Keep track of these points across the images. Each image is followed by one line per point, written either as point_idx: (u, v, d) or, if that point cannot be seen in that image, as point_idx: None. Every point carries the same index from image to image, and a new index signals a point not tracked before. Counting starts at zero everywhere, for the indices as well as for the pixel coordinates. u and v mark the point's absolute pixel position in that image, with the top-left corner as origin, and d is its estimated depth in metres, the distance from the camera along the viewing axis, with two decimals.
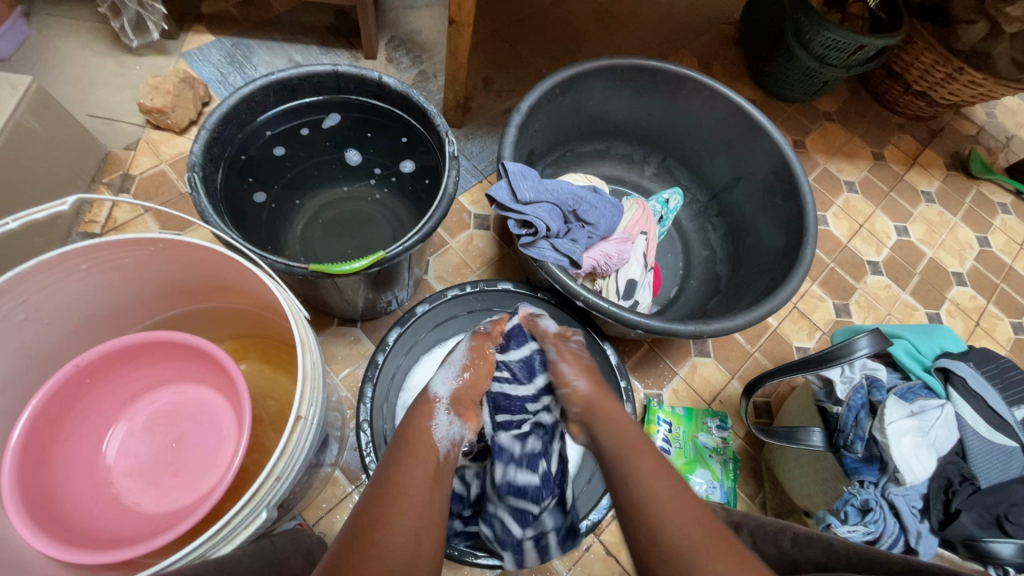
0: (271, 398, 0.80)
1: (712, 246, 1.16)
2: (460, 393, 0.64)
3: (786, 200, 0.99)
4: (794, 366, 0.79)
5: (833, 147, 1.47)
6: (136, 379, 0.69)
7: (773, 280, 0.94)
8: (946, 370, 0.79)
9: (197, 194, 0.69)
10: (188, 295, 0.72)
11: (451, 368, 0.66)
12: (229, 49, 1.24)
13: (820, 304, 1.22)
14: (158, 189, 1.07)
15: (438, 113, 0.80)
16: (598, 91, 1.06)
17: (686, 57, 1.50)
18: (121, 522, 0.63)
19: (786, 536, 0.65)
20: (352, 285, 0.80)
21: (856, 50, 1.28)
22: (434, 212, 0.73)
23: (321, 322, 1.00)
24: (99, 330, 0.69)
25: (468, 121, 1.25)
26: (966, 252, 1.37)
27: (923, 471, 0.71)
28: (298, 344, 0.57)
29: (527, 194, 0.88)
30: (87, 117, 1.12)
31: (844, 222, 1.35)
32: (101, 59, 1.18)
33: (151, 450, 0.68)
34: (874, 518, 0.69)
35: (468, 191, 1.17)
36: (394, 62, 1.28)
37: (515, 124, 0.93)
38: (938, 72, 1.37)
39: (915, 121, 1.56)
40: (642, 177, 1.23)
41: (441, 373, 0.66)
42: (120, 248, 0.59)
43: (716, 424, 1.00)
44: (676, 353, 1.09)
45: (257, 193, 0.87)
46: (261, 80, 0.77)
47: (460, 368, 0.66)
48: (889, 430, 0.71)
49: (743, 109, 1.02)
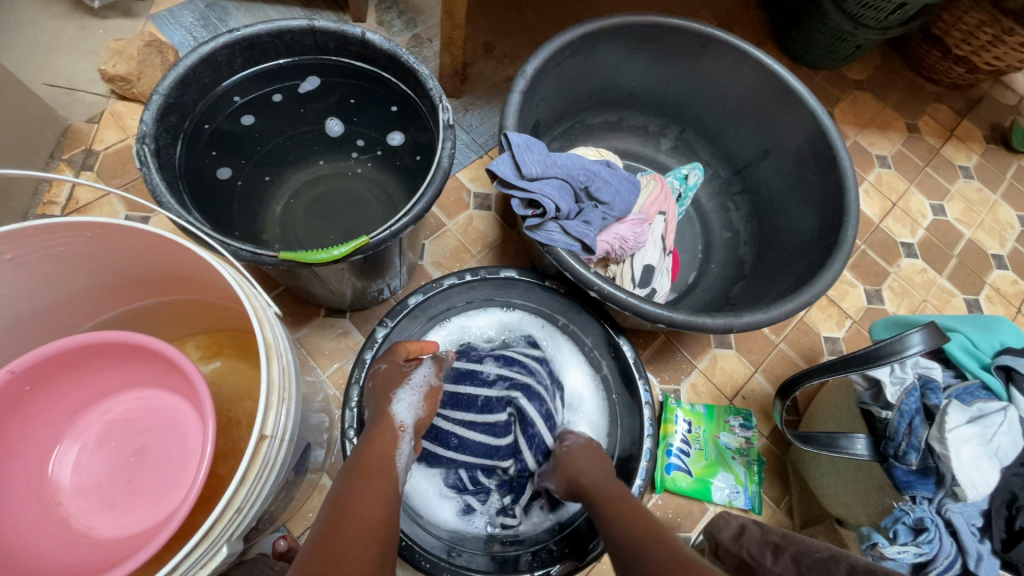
0: (249, 398, 0.70)
1: (735, 228, 1.06)
2: (421, 422, 0.64)
3: (822, 175, 0.88)
4: (836, 365, 0.70)
5: (864, 118, 1.35)
6: (87, 386, 0.60)
7: (807, 265, 0.85)
8: (1008, 369, 0.70)
9: (146, 169, 0.59)
10: (144, 287, 0.63)
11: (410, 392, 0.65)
12: (203, 10, 1.12)
13: (850, 290, 1.12)
14: (124, 167, 0.97)
15: (430, 75, 0.69)
16: (612, 53, 0.95)
17: (706, 19, 1.37)
18: (69, 550, 0.55)
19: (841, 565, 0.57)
20: (335, 274, 0.71)
21: (895, 9, 1.16)
22: (426, 190, 0.64)
23: (306, 313, 0.91)
24: (42, 328, 0.60)
25: (467, 91, 1.14)
26: (1007, 233, 1.27)
27: (986, 486, 0.62)
28: (262, 349, 0.47)
29: (533, 169, 0.78)
30: (45, 86, 1.02)
31: (876, 201, 1.24)
32: (59, 22, 1.07)
33: (107, 466, 0.60)
34: (929, 539, 0.61)
35: (467, 167, 1.06)
36: (385, 24, 1.16)
37: (519, 90, 0.82)
38: (983, 35, 1.24)
39: (952, 89, 1.44)
40: (658, 151, 1.12)
41: (401, 398, 0.64)
42: (51, 234, 0.50)
43: (739, 423, 0.91)
44: (695, 345, 1.00)
45: (225, 170, 0.76)
46: (224, 36, 0.67)
47: (421, 397, 0.65)
48: (950, 441, 0.62)
49: (775, 74, 0.91)
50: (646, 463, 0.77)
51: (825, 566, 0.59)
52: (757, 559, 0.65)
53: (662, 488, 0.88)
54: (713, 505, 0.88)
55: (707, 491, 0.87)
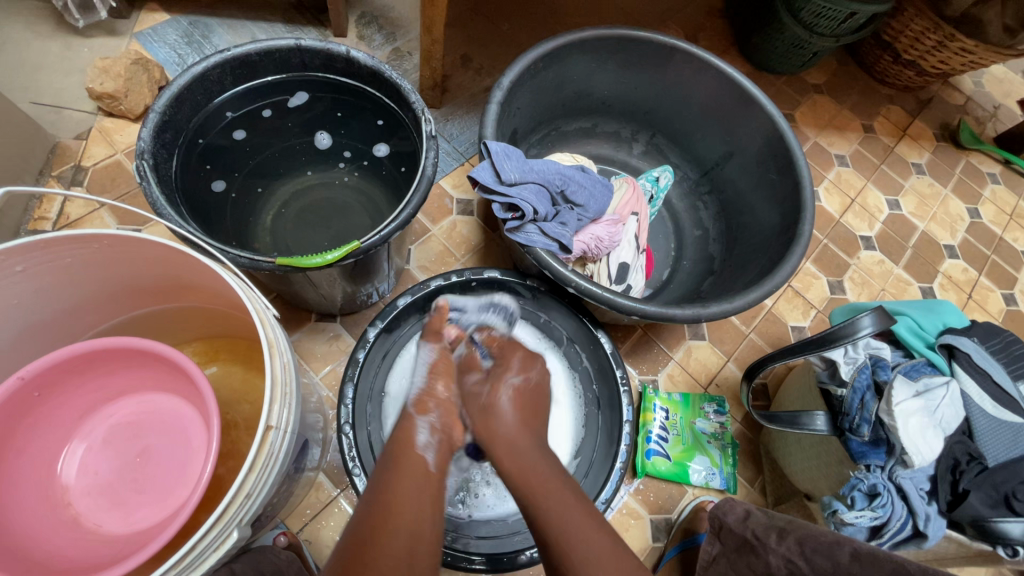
0: (246, 402, 0.73)
1: (705, 226, 1.12)
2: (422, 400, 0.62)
3: (780, 174, 0.95)
4: (796, 348, 0.75)
5: (823, 120, 1.43)
6: (95, 391, 0.63)
7: (770, 258, 0.91)
8: (949, 346, 0.77)
9: (147, 184, 0.62)
10: (145, 296, 0.66)
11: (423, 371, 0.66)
12: (187, 28, 1.15)
13: (814, 282, 1.19)
14: (114, 181, 1.00)
15: (412, 89, 0.74)
16: (583, 64, 1.01)
17: (673, 29, 1.44)
18: (82, 546, 0.58)
19: (845, 550, 0.61)
20: (327, 278, 0.75)
21: (846, 17, 1.24)
22: (412, 198, 0.68)
23: (297, 318, 0.94)
24: (47, 337, 0.63)
25: (447, 101, 1.18)
26: (958, 224, 1.36)
27: (931, 453, 0.69)
28: (265, 348, 0.51)
29: (512, 175, 0.83)
30: (31, 104, 1.03)
31: (836, 197, 1.32)
32: (44, 41, 1.09)
33: (114, 466, 0.63)
34: (883, 503, 0.67)
35: (450, 175, 1.11)
36: (365, 39, 1.21)
37: (497, 101, 0.87)
38: (928, 40, 1.34)
39: (904, 91, 1.53)
40: (630, 155, 1.18)
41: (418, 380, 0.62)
42: (61, 246, 0.53)
43: (713, 410, 0.97)
44: (670, 338, 1.06)
45: (217, 182, 0.80)
46: (216, 56, 0.70)
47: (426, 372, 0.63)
48: (896, 412, 0.68)
49: (735, 81, 0.98)
50: (625, 447, 0.82)
51: (830, 549, 0.62)
52: (763, 540, 0.69)
53: (643, 473, 0.93)
54: (691, 487, 0.94)
55: (685, 474, 0.92)
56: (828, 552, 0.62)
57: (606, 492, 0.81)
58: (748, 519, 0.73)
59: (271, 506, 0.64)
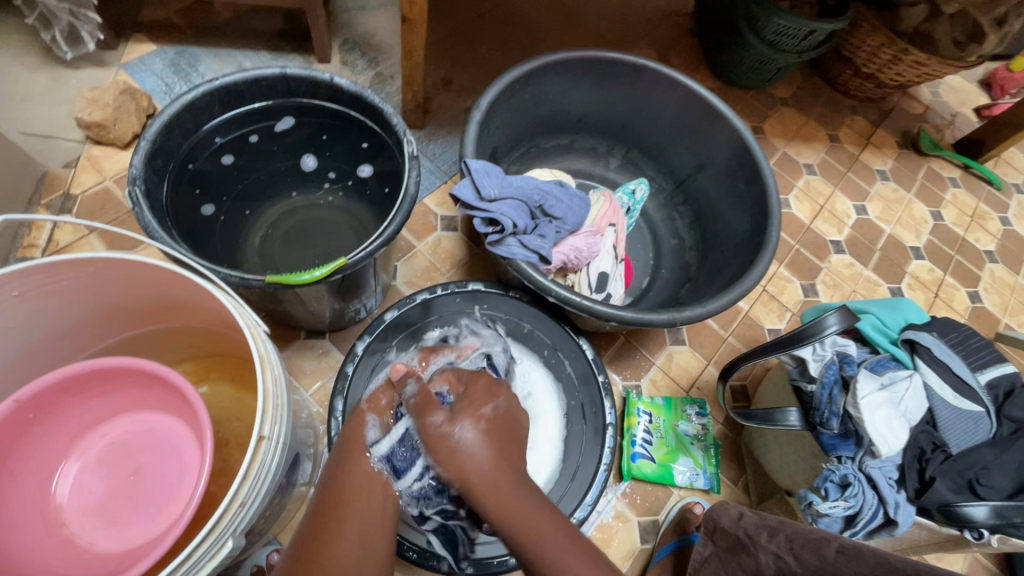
0: (237, 419, 0.75)
1: (681, 235, 1.16)
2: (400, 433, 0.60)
3: (749, 183, 1.00)
4: (767, 348, 0.79)
5: (791, 131, 1.50)
6: (88, 411, 0.64)
7: (741, 263, 0.95)
8: (911, 341, 0.81)
9: (139, 209, 0.65)
10: (138, 317, 0.68)
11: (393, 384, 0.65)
12: (174, 58, 1.18)
13: (788, 286, 1.24)
14: (102, 208, 1.01)
15: (394, 113, 0.77)
16: (558, 85, 1.05)
17: (644, 48, 1.51)
18: (77, 565, 0.59)
19: (831, 546, 0.61)
20: (316, 295, 0.77)
21: (807, 35, 1.31)
22: (396, 215, 0.71)
23: (287, 336, 0.96)
24: (42, 361, 0.64)
25: (429, 122, 1.23)
26: (922, 227, 1.42)
27: (897, 442, 0.72)
28: (257, 362, 0.54)
29: (491, 191, 0.86)
30: (20, 135, 1.06)
31: (806, 204, 1.38)
32: (32, 73, 1.12)
33: (108, 485, 0.64)
34: (853, 493, 0.71)
35: (433, 193, 1.14)
36: (348, 64, 1.25)
37: (476, 122, 0.91)
38: (885, 54, 1.41)
39: (866, 102, 1.61)
40: (607, 169, 1.23)
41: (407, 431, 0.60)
42: (56, 270, 0.55)
43: (695, 411, 1.01)
44: (652, 343, 1.09)
45: (205, 206, 0.82)
46: (204, 85, 0.74)
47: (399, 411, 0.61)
48: (862, 405, 0.72)
49: (702, 97, 1.03)
50: (609, 449, 0.86)
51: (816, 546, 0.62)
52: (754, 538, 0.69)
53: (629, 476, 0.95)
54: (676, 489, 0.96)
55: (669, 475, 0.95)
56: (815, 548, 0.62)
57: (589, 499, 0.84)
58: (740, 518, 0.72)
59: (263, 520, 0.65)
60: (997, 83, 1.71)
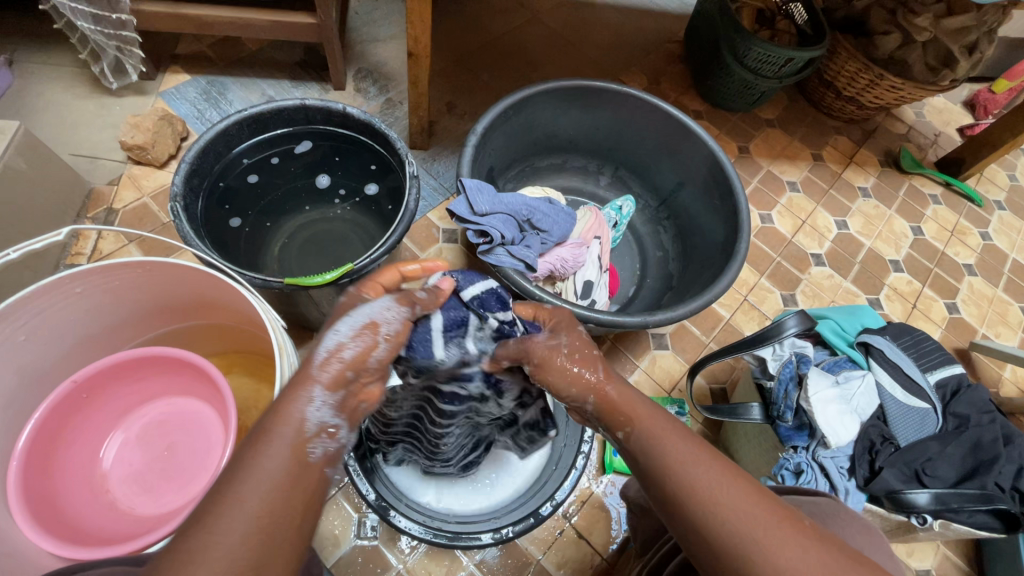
0: (255, 407, 0.84)
1: (665, 247, 1.25)
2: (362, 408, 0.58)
3: (723, 199, 1.09)
4: (733, 348, 0.87)
5: (776, 150, 1.59)
6: (131, 393, 0.74)
7: (715, 272, 1.03)
8: (865, 344, 0.88)
9: (179, 221, 0.76)
10: (174, 314, 0.78)
11: (349, 324, 0.56)
12: (205, 86, 1.32)
13: (768, 296, 1.32)
14: (141, 221, 1.14)
15: (398, 137, 0.88)
16: (549, 110, 1.16)
17: (636, 74, 1.61)
18: (119, 524, 0.69)
19: None
20: (327, 297, 0.87)
21: (785, 62, 1.40)
22: (397, 227, 0.81)
23: (301, 337, 1.06)
24: (94, 350, 0.75)
25: (433, 144, 1.34)
26: (902, 241, 1.49)
27: (846, 434, 0.80)
28: (275, 349, 0.63)
29: (483, 207, 0.96)
30: (70, 156, 1.19)
31: (788, 219, 1.46)
32: (81, 100, 1.25)
33: (145, 458, 0.74)
34: (807, 479, 0.78)
35: (436, 208, 1.25)
36: (361, 91, 1.37)
37: (471, 145, 1.01)
38: (862, 79, 1.49)
39: (849, 123, 1.69)
40: (597, 187, 1.33)
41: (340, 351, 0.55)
42: (111, 271, 0.66)
43: (675, 411, 1.08)
44: (636, 348, 1.18)
45: (232, 219, 0.93)
46: (235, 115, 0.85)
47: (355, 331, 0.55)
48: (813, 399, 0.79)
49: (679, 120, 1.13)
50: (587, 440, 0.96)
51: None
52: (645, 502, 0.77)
53: (612, 469, 1.00)
54: None
55: None
56: None
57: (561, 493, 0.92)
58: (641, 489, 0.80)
59: None
60: (980, 105, 1.78)
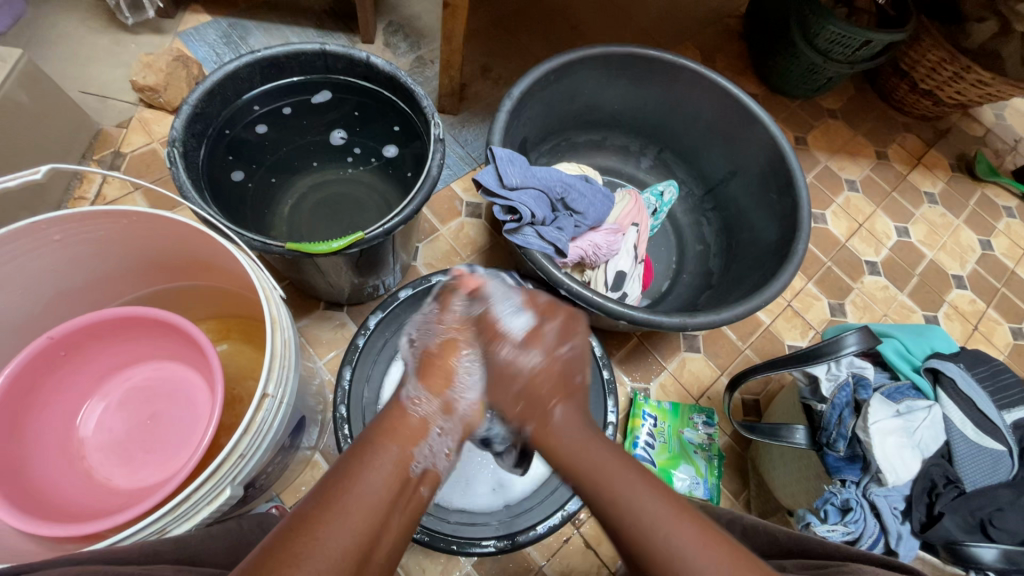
0: (250, 378, 0.77)
1: (706, 241, 1.15)
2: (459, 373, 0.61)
3: (781, 194, 0.97)
4: (781, 362, 0.78)
5: (836, 144, 1.44)
6: (114, 355, 0.69)
7: (764, 273, 0.93)
8: (935, 371, 0.77)
9: (176, 169, 0.68)
10: (168, 271, 0.72)
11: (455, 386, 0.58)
12: (226, 29, 1.23)
13: (815, 304, 1.20)
14: (148, 168, 1.07)
15: (425, 95, 0.78)
16: (594, 80, 1.05)
17: (689, 50, 1.48)
18: (93, 495, 0.63)
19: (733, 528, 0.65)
20: (335, 267, 0.79)
21: (861, 45, 1.25)
22: (416, 195, 0.72)
23: (307, 306, 0.99)
24: (76, 304, 0.69)
25: (464, 109, 1.24)
26: (967, 255, 1.35)
27: (906, 472, 0.70)
28: (268, 323, 0.56)
29: (514, 180, 0.87)
30: (80, 93, 1.12)
31: (843, 221, 1.33)
32: (96, 35, 1.18)
33: (127, 425, 0.68)
34: (854, 518, 0.69)
35: (461, 178, 1.16)
36: (391, 46, 1.27)
37: (506, 110, 0.91)
38: (945, 71, 1.33)
39: (921, 120, 1.53)
40: (638, 169, 1.22)
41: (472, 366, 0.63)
42: (95, 219, 0.59)
43: (702, 420, 0.99)
44: (665, 348, 1.08)
45: (236, 172, 0.85)
46: (248, 56, 0.77)
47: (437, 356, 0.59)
48: (872, 430, 0.70)
49: (740, 101, 1.00)
50: None
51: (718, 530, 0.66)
52: None
53: None
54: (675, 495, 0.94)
55: (668, 481, 0.93)
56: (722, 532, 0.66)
57: (571, 504, 0.81)
58: None
59: (265, 476, 0.67)
60: None
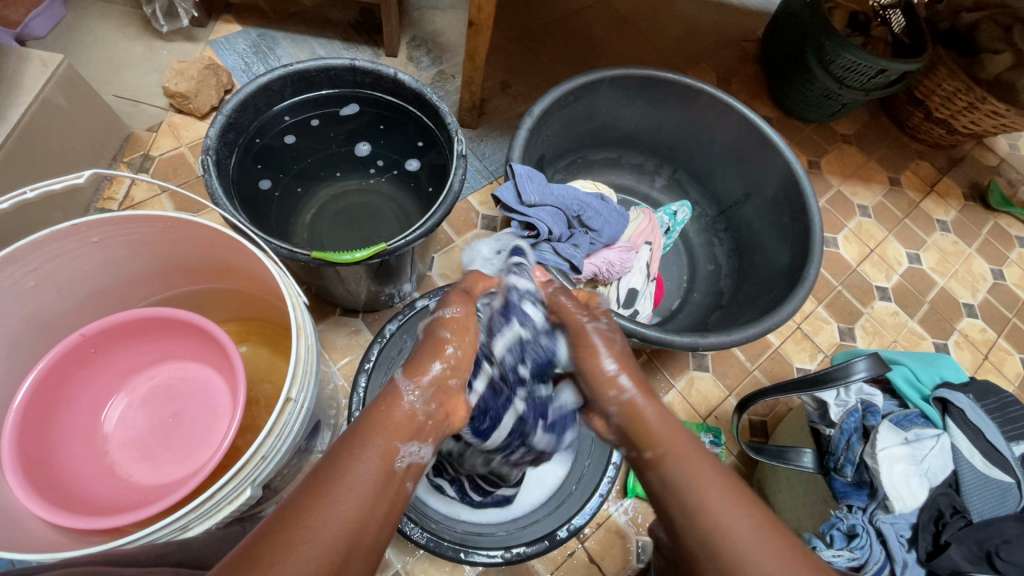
0: (267, 381, 0.79)
1: (718, 261, 1.16)
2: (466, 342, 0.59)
3: (793, 218, 0.98)
4: (790, 386, 0.78)
5: (849, 169, 1.45)
6: (140, 354, 0.71)
7: (774, 296, 0.94)
8: (944, 400, 0.78)
9: (209, 176, 0.70)
10: (195, 274, 0.74)
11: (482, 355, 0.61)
12: (255, 39, 1.27)
13: (824, 327, 1.21)
14: (175, 171, 1.10)
15: (450, 111, 0.81)
16: (612, 100, 1.07)
17: (705, 71, 1.50)
18: (115, 490, 0.65)
19: None
20: (355, 275, 0.82)
21: (876, 73, 1.26)
22: (438, 209, 0.74)
23: (323, 311, 1.01)
24: (107, 304, 0.71)
25: (483, 123, 1.26)
26: (979, 284, 1.35)
27: (913, 500, 0.71)
28: (293, 329, 0.58)
29: (532, 197, 0.88)
30: (113, 97, 1.16)
31: (854, 246, 1.34)
32: (130, 42, 1.22)
33: (148, 423, 0.70)
34: (860, 544, 0.69)
35: (477, 191, 1.18)
36: (414, 60, 1.30)
37: (526, 127, 0.93)
38: (959, 101, 1.34)
39: (935, 148, 1.53)
40: (652, 188, 1.24)
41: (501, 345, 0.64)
42: (131, 223, 0.62)
43: (709, 439, 1.00)
44: (674, 366, 1.09)
45: (263, 180, 0.88)
46: (280, 69, 0.79)
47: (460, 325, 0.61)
48: (879, 456, 0.71)
49: (755, 125, 1.02)
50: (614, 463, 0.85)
51: None
52: None
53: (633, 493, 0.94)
54: None
55: None
56: None
57: (579, 518, 0.82)
58: None
59: (280, 478, 0.68)
60: None
